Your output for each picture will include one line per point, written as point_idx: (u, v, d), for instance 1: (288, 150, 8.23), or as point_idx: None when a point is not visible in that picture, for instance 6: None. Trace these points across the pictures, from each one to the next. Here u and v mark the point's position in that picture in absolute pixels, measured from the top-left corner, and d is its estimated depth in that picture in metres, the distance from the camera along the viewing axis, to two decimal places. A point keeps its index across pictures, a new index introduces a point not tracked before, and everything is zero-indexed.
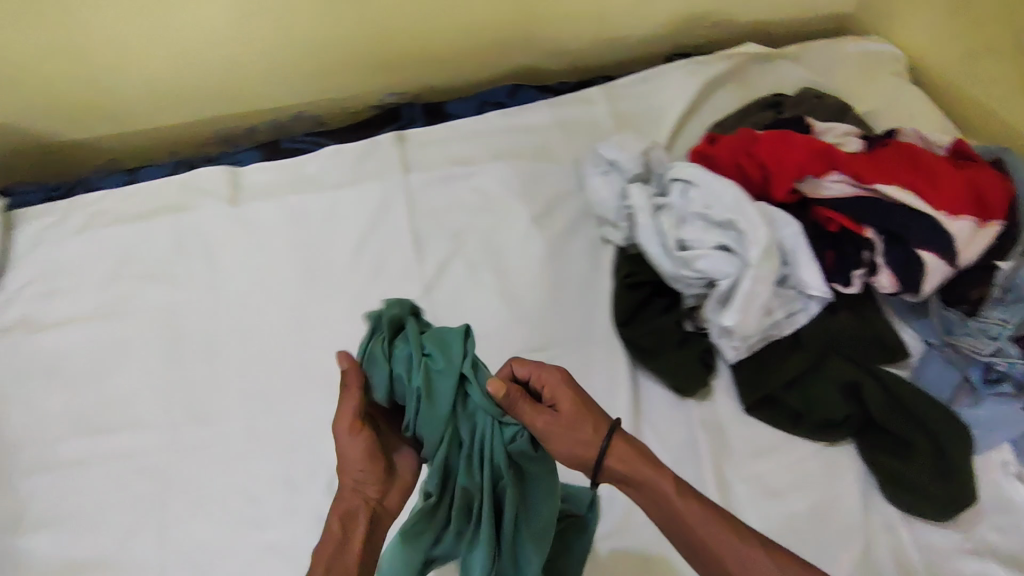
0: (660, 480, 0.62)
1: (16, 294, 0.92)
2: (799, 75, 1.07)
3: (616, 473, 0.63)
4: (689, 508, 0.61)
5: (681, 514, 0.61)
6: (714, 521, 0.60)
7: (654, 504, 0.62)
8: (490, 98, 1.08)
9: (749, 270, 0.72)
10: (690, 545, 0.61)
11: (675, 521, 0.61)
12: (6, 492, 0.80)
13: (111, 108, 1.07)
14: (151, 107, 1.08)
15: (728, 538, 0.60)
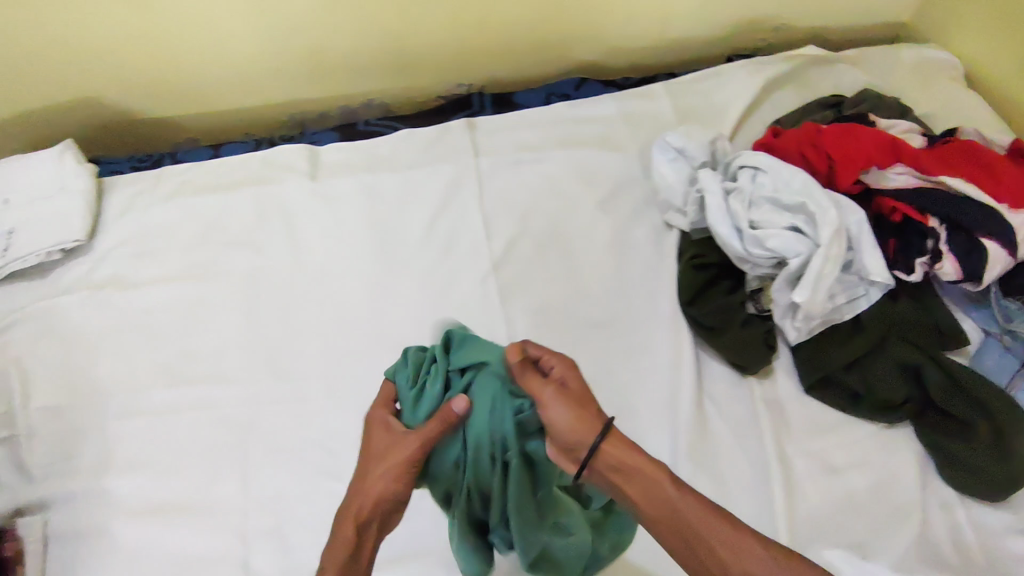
0: (655, 472, 0.59)
1: (110, 254, 0.98)
2: (856, 79, 1.11)
3: (607, 464, 0.59)
4: (687, 501, 0.58)
5: (678, 507, 0.58)
6: (714, 515, 0.58)
7: (646, 498, 0.59)
8: (557, 90, 1.12)
9: (821, 250, 0.75)
10: (686, 542, 0.58)
11: (669, 514, 0.58)
12: (97, 433, 0.84)
13: (197, 90, 1.12)
14: (234, 90, 1.14)
15: (728, 534, 0.58)
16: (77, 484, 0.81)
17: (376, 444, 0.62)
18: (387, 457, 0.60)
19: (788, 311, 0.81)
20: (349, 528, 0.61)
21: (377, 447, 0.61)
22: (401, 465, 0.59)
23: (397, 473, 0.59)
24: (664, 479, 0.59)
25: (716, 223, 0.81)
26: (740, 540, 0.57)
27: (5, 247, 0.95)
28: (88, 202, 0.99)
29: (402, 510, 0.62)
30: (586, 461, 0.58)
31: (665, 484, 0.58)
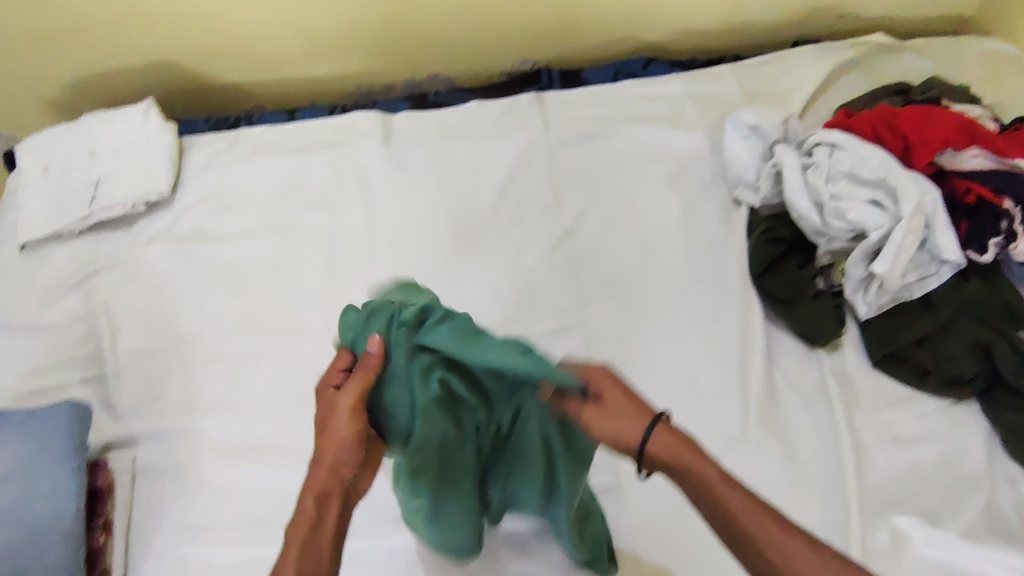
0: (706, 469, 0.57)
1: (192, 209, 1.01)
2: (921, 67, 1.11)
3: (659, 462, 0.58)
4: (737, 502, 0.55)
5: (725, 508, 0.55)
6: (767, 518, 0.54)
7: (698, 496, 0.57)
8: (625, 68, 1.14)
9: (901, 223, 0.79)
10: (739, 546, 0.55)
11: (719, 514, 0.56)
12: (183, 376, 0.88)
13: (264, 58, 1.11)
14: (301, 59, 1.12)
15: (779, 540, 0.54)
16: (166, 423, 0.85)
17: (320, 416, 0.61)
18: (331, 422, 0.59)
19: (861, 285, 0.85)
20: (309, 505, 0.58)
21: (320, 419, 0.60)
22: (342, 422, 0.58)
23: (342, 435, 0.58)
24: (714, 477, 0.56)
25: (796, 196, 0.85)
26: (792, 548, 0.53)
27: (93, 198, 0.99)
28: (171, 159, 1.02)
29: (359, 477, 0.60)
30: (637, 456, 0.58)
31: (716, 483, 0.56)
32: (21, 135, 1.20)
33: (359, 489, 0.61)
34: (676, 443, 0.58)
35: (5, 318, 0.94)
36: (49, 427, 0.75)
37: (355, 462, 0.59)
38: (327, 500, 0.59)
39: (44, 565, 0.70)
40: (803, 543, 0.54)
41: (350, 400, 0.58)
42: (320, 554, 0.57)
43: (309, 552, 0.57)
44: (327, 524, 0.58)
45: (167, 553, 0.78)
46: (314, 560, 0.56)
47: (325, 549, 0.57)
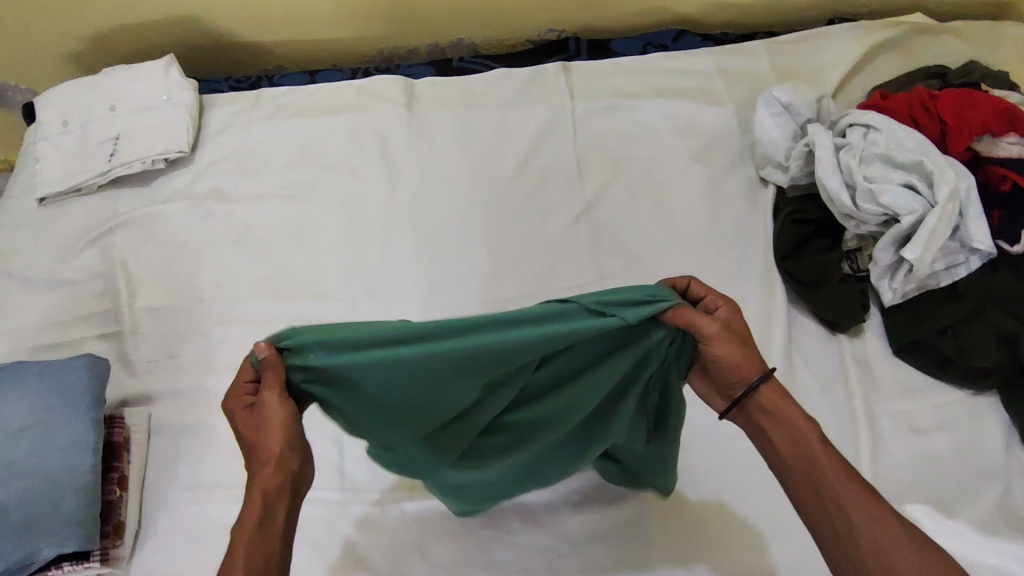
0: (805, 427, 0.58)
1: (211, 168, 1.01)
2: (961, 51, 1.08)
3: (760, 404, 0.59)
4: (831, 462, 0.56)
5: (818, 464, 0.56)
6: (857, 482, 0.55)
7: (788, 447, 0.58)
8: (654, 40, 1.11)
9: (936, 209, 0.77)
10: (818, 499, 0.55)
11: (808, 468, 0.56)
12: (200, 336, 0.88)
13: (285, 20, 1.08)
14: (322, 23, 1.09)
15: (863, 501, 0.54)
16: (182, 382, 0.86)
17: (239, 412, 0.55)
18: (261, 423, 0.54)
19: (888, 271, 0.83)
20: (252, 507, 0.54)
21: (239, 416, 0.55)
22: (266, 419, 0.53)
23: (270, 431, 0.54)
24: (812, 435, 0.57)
25: (827, 176, 0.83)
26: (876, 513, 0.53)
27: (112, 153, 0.98)
28: (191, 116, 1.01)
29: (305, 465, 0.57)
30: (741, 390, 0.59)
31: (812, 440, 0.57)
32: (41, 87, 1.19)
33: (306, 478, 0.57)
34: (779, 397, 0.59)
35: (24, 271, 0.94)
36: (65, 380, 0.75)
37: (293, 454, 0.55)
38: (275, 499, 0.55)
39: (57, 517, 0.69)
40: (886, 510, 0.54)
41: (272, 396, 0.53)
42: (269, 551, 0.54)
43: (255, 556, 0.53)
44: (271, 521, 0.54)
45: (181, 509, 0.79)
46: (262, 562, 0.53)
47: (272, 549, 0.54)
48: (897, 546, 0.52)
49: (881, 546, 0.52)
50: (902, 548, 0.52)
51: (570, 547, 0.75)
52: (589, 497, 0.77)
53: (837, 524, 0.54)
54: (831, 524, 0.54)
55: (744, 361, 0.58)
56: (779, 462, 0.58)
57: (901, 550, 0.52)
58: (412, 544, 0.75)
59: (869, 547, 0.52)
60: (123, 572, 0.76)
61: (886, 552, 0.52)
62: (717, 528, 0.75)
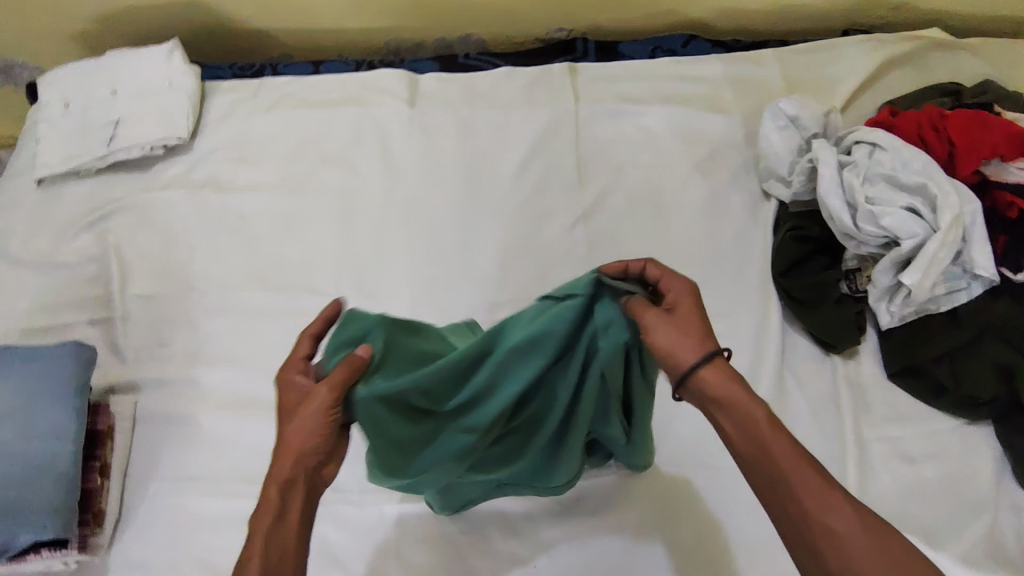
0: (753, 410, 0.54)
1: (209, 156, 1.00)
2: (978, 68, 1.05)
3: (706, 389, 0.55)
4: (782, 447, 0.52)
5: (770, 451, 0.53)
6: (810, 468, 0.52)
7: (739, 433, 0.54)
8: (664, 44, 1.09)
9: (937, 235, 0.76)
10: (773, 486, 0.52)
11: (760, 454, 0.53)
12: (190, 326, 0.88)
13: (289, 8, 1.06)
14: (328, 14, 1.07)
15: (817, 487, 0.51)
16: (169, 371, 0.86)
17: (291, 401, 0.60)
18: (301, 411, 0.57)
19: (886, 294, 0.81)
20: (271, 497, 0.56)
21: (291, 403, 0.60)
22: (313, 412, 0.56)
23: (313, 423, 0.56)
24: (762, 419, 0.53)
25: (829, 194, 0.82)
26: (826, 500, 0.51)
27: (111, 137, 0.97)
28: (192, 103, 1.00)
29: (329, 463, 0.60)
30: (680, 376, 0.56)
31: (762, 424, 0.53)
32: (45, 65, 1.18)
33: (324, 479, 0.60)
34: (726, 380, 0.55)
35: (19, 251, 0.94)
36: (52, 366, 0.76)
37: (324, 450, 0.58)
38: (292, 489, 0.57)
39: (34, 504, 0.70)
40: (840, 495, 0.51)
41: (325, 389, 0.56)
42: (286, 546, 0.55)
43: (273, 548, 0.54)
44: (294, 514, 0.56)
45: (161, 499, 0.79)
46: (280, 556, 0.54)
47: (291, 544, 0.55)
48: (851, 533, 0.49)
49: (836, 534, 0.50)
50: (858, 535, 0.49)
51: (547, 558, 0.74)
52: (570, 508, 0.77)
53: (792, 512, 0.51)
54: (786, 513, 0.52)
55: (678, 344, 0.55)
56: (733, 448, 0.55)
57: (856, 537, 0.49)
58: (390, 546, 0.75)
59: (824, 536, 0.50)
60: (101, 559, 0.76)
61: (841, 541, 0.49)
62: (696, 546, 0.75)
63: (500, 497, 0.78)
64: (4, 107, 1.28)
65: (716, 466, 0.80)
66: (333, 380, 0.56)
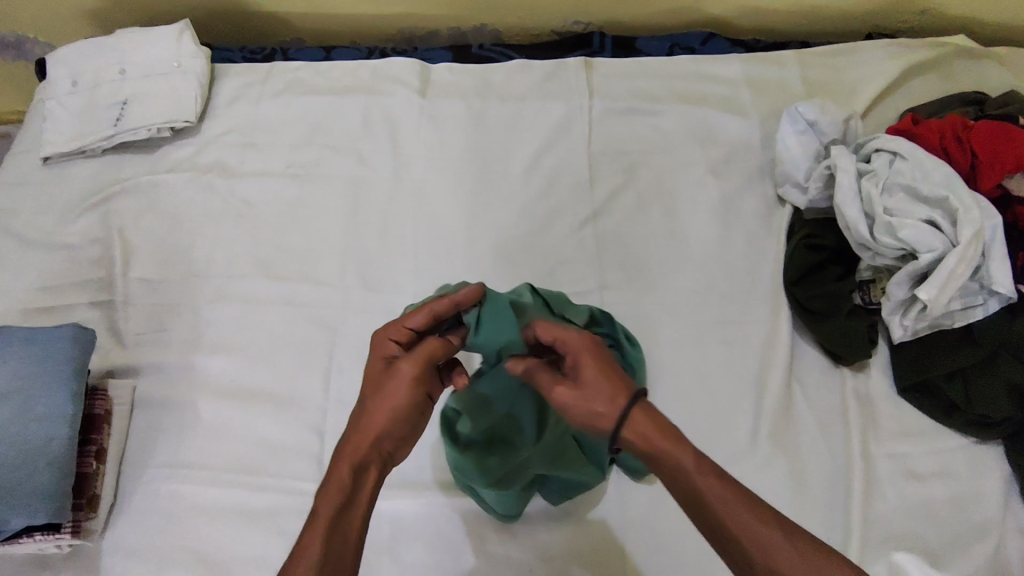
0: (678, 451, 0.49)
1: (217, 140, 0.99)
2: (1004, 78, 1.02)
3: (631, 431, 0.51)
4: (712, 489, 0.48)
5: (698, 495, 0.48)
6: (743, 508, 0.47)
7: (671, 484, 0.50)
8: (683, 41, 1.06)
9: (957, 248, 0.74)
10: (713, 534, 0.48)
11: (690, 501, 0.49)
12: (191, 312, 0.87)
13: None
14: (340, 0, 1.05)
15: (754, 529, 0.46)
16: (169, 357, 0.85)
17: (375, 376, 0.59)
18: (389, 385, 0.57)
19: (901, 307, 0.79)
20: (341, 477, 0.53)
21: (375, 380, 0.59)
22: (394, 391, 0.57)
23: (393, 400, 0.57)
24: (685, 460, 0.49)
25: (847, 203, 0.80)
26: (769, 542, 0.46)
27: (118, 118, 0.96)
28: (200, 86, 0.99)
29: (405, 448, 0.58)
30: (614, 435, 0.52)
31: (687, 467, 0.49)
32: (58, 43, 1.17)
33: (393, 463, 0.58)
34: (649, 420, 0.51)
35: (23, 230, 0.93)
36: (49, 349, 0.76)
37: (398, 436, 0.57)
38: (363, 472, 0.55)
39: (27, 488, 0.69)
40: (780, 533, 0.46)
41: (410, 368, 0.58)
42: (348, 536, 0.51)
43: (336, 534, 0.51)
44: (357, 502, 0.53)
45: (156, 486, 0.78)
46: (341, 548, 0.50)
47: (354, 536, 0.51)
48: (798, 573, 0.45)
49: None
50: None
51: (542, 562, 0.73)
52: (568, 512, 0.76)
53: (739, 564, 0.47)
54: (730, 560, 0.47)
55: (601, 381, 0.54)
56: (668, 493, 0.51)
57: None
58: (384, 543, 0.74)
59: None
60: (94, 544, 0.76)
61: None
62: (695, 557, 0.73)
63: None
64: (16, 83, 1.27)
65: None
66: (416, 359, 0.58)
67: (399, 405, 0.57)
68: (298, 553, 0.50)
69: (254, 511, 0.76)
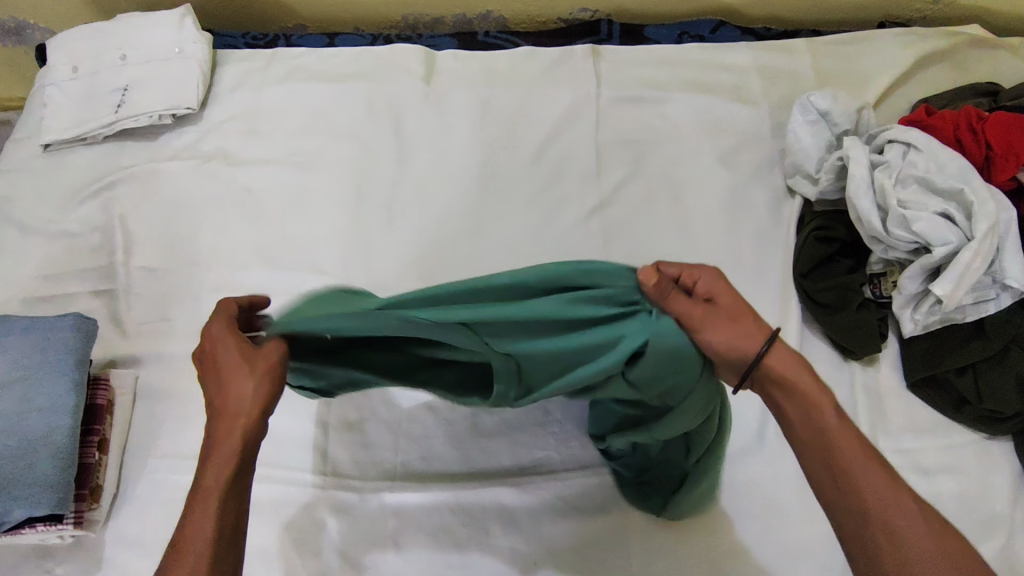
0: (816, 399, 0.55)
1: (218, 126, 0.98)
2: (1018, 70, 1.01)
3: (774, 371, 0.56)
4: (841, 437, 0.53)
5: (833, 448, 0.53)
6: (869, 462, 0.52)
7: (800, 423, 0.55)
8: (692, 29, 1.05)
9: (972, 243, 0.73)
10: (835, 483, 0.52)
11: (819, 447, 0.54)
12: (194, 301, 0.87)
13: None
14: None
15: (882, 485, 0.51)
16: (171, 347, 0.84)
17: (228, 356, 0.52)
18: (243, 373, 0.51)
19: (911, 301, 0.78)
20: (218, 470, 0.51)
21: (229, 361, 0.52)
22: (268, 370, 0.51)
23: (259, 383, 0.51)
24: (830, 409, 0.54)
25: (860, 196, 0.79)
26: (889, 495, 0.51)
27: (119, 104, 0.95)
28: (202, 72, 0.97)
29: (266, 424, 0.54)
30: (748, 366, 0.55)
31: (823, 415, 0.54)
32: (58, 28, 1.16)
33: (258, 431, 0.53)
34: (792, 370, 0.55)
35: (23, 218, 0.92)
36: (51, 337, 0.75)
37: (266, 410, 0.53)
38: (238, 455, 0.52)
39: (30, 479, 0.69)
40: (905, 495, 0.51)
41: (278, 342, 0.52)
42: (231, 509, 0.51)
43: (225, 520, 0.50)
44: (240, 482, 0.52)
45: (160, 477, 0.78)
46: (234, 518, 0.51)
47: (240, 504, 0.52)
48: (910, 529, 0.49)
49: (895, 534, 0.49)
50: (919, 534, 0.49)
51: (546, 554, 0.72)
52: (575, 504, 0.75)
53: (853, 515, 0.51)
54: (846, 513, 0.51)
55: (745, 337, 0.54)
56: (789, 428, 0.56)
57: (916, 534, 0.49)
58: (389, 535, 0.74)
59: (884, 535, 0.49)
60: (97, 535, 0.75)
61: (896, 532, 0.49)
62: (704, 553, 0.73)
63: (505, 491, 0.76)
64: (17, 70, 1.26)
65: (727, 469, 0.77)
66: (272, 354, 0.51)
67: (269, 381, 0.51)
68: (187, 538, 0.49)
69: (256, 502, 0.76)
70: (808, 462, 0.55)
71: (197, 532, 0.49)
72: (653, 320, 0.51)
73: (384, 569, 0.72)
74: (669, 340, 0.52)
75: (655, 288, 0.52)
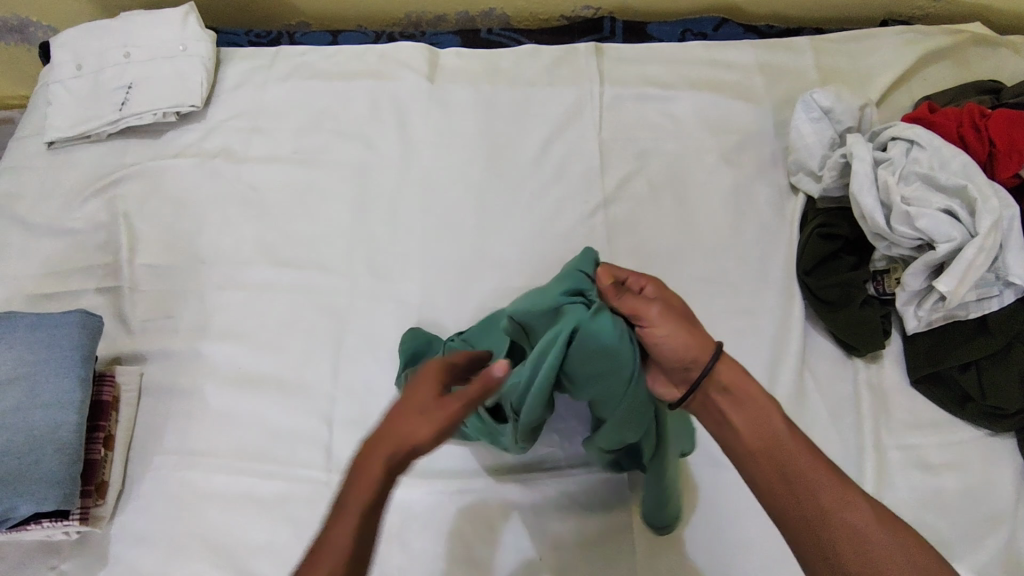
0: (763, 401, 0.56)
1: (222, 124, 0.98)
2: (1020, 68, 1.01)
3: (718, 384, 0.58)
4: (793, 439, 0.54)
5: (787, 448, 0.53)
6: (822, 462, 0.52)
7: (749, 427, 0.56)
8: (694, 27, 1.05)
9: (975, 239, 0.73)
10: (789, 486, 0.52)
11: (769, 448, 0.54)
12: (198, 299, 0.87)
13: None
14: None
15: (834, 483, 0.51)
16: (176, 344, 0.84)
17: (417, 395, 0.54)
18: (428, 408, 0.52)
19: (915, 298, 0.79)
20: (364, 488, 0.49)
21: (417, 397, 0.54)
22: (448, 411, 0.52)
23: (436, 419, 0.52)
24: (780, 421, 0.55)
25: (863, 193, 0.79)
26: (844, 492, 0.50)
27: (123, 102, 0.95)
28: (206, 70, 0.97)
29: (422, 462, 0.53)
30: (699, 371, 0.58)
31: (772, 418, 0.55)
32: (62, 26, 1.16)
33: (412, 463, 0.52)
34: (736, 377, 0.58)
35: (28, 216, 0.92)
36: (57, 334, 0.75)
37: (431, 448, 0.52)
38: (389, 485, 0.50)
39: (35, 475, 0.69)
40: (860, 495, 0.50)
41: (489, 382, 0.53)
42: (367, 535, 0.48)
43: (360, 543, 0.48)
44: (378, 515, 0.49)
45: (165, 473, 0.78)
46: (366, 547, 0.48)
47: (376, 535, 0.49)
48: (867, 526, 0.48)
49: (853, 530, 0.48)
50: (876, 528, 0.48)
51: (550, 550, 0.73)
52: (578, 500, 0.75)
53: (810, 512, 0.50)
54: (801, 512, 0.50)
55: (694, 341, 0.59)
56: (737, 447, 0.56)
57: (873, 531, 0.48)
58: (394, 531, 0.74)
59: (843, 531, 0.48)
60: (103, 531, 0.75)
61: (852, 527, 0.48)
62: (709, 549, 0.73)
63: (509, 487, 0.76)
64: (20, 69, 1.26)
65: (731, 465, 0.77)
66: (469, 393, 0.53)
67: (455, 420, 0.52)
68: (321, 552, 0.48)
69: (261, 498, 0.76)
70: (754, 466, 0.54)
71: (334, 548, 0.47)
72: (587, 317, 0.58)
73: (390, 565, 0.72)
74: (598, 334, 0.58)
75: (609, 286, 0.61)
